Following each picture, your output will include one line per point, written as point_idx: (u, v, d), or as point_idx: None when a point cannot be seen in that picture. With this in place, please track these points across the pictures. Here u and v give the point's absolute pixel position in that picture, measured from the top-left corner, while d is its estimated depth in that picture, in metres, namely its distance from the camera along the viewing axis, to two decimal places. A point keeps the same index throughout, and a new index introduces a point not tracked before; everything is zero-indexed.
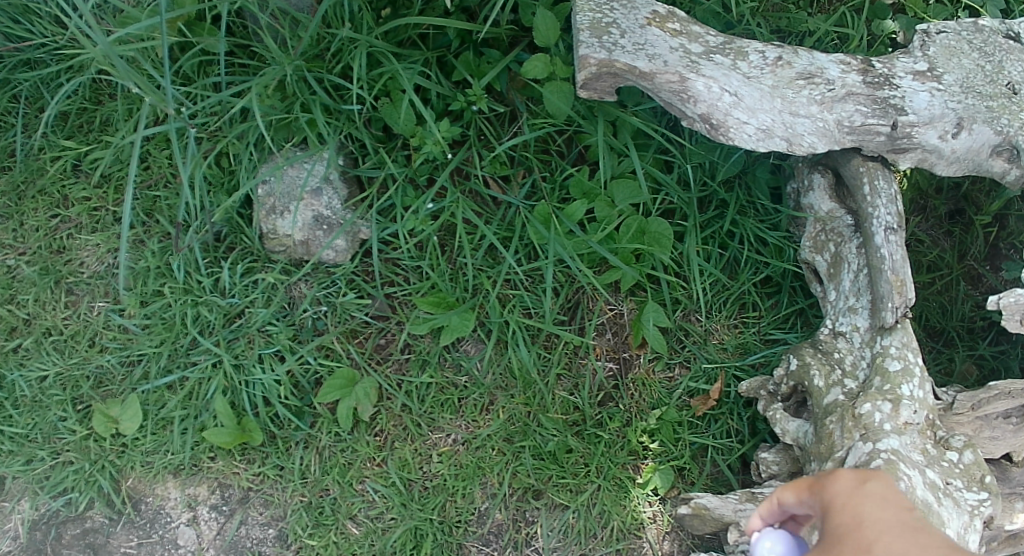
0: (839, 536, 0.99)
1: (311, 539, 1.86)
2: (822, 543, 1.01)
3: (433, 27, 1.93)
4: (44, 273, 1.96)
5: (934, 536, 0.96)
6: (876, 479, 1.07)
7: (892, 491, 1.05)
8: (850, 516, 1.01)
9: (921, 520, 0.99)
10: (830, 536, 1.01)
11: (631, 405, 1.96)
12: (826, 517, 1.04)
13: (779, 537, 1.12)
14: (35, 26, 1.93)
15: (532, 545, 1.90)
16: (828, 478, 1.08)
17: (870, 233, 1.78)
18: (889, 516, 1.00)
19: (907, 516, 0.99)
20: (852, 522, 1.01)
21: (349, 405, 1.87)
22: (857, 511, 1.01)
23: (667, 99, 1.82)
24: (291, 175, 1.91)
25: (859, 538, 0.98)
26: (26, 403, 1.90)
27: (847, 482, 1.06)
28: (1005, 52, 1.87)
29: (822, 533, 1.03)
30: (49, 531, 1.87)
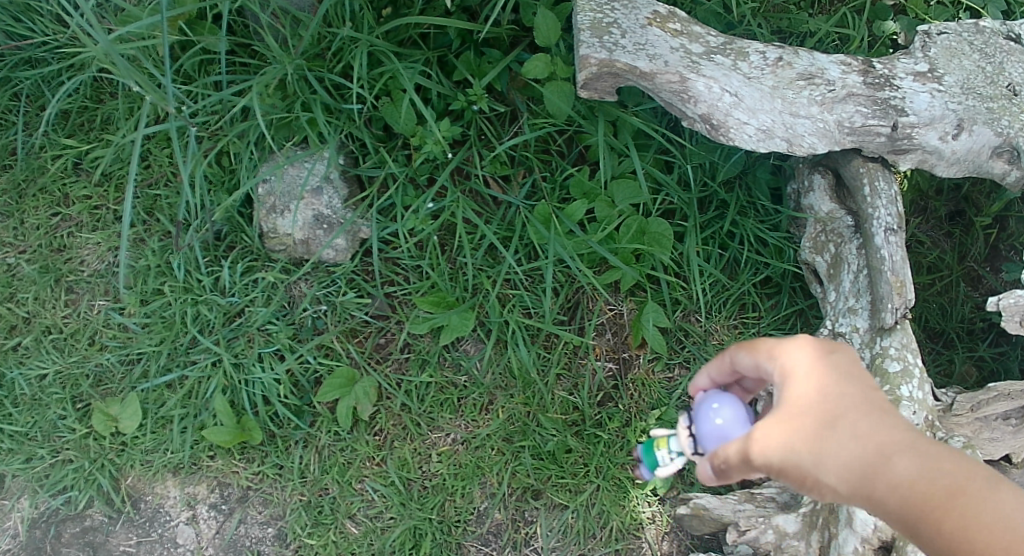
0: (808, 412, 1.14)
1: (310, 539, 1.86)
2: (784, 410, 1.16)
3: (434, 27, 1.93)
4: (44, 271, 1.96)
5: (881, 409, 1.16)
6: (832, 347, 1.20)
7: (846, 360, 1.20)
8: (814, 390, 1.16)
9: (869, 391, 1.17)
10: (797, 405, 1.15)
11: (631, 405, 1.96)
12: (786, 386, 1.17)
13: (727, 399, 1.26)
14: (37, 24, 1.93)
15: (532, 545, 1.90)
16: (792, 349, 1.19)
17: (870, 234, 1.78)
18: (848, 391, 1.16)
19: (861, 390, 1.17)
20: (818, 397, 1.15)
21: (349, 405, 1.87)
22: (820, 386, 1.16)
23: (668, 99, 1.82)
24: (291, 174, 1.91)
25: (823, 417, 1.14)
26: (26, 401, 1.90)
27: (813, 351, 1.19)
28: (1006, 54, 1.87)
29: (783, 396, 1.17)
30: (49, 530, 1.88)
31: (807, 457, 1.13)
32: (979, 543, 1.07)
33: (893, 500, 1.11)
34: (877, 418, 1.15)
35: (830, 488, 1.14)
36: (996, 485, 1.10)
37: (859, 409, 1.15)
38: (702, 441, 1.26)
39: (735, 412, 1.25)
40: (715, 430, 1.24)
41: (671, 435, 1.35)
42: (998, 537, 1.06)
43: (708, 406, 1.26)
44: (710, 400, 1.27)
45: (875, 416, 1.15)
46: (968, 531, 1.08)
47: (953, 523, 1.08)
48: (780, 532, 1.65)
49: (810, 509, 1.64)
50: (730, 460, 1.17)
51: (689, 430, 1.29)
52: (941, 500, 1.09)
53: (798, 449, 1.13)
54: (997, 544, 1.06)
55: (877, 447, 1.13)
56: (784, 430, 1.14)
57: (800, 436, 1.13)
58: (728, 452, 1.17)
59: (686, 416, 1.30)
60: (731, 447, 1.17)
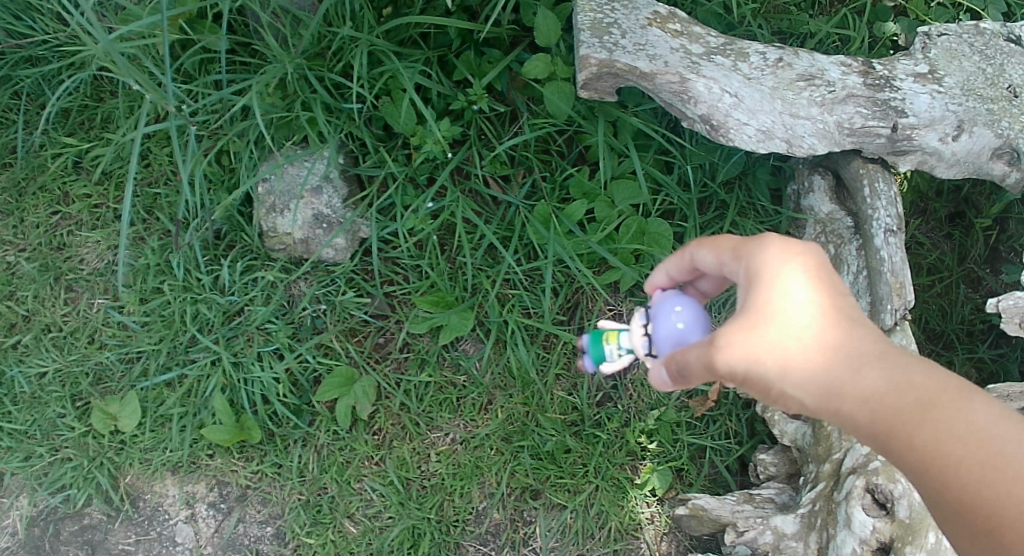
0: (770, 317, 1.10)
1: (308, 538, 1.86)
2: (747, 315, 1.11)
3: (434, 26, 1.93)
4: (44, 270, 1.96)
5: (848, 314, 1.11)
6: (800, 247, 1.15)
7: (814, 261, 1.14)
8: (778, 296, 1.11)
9: (835, 295, 1.13)
10: (759, 308, 1.11)
11: (630, 406, 1.96)
12: (750, 289, 1.13)
13: (685, 300, 1.28)
14: (37, 23, 1.93)
15: (530, 545, 1.90)
16: (757, 252, 1.15)
17: (870, 235, 1.79)
18: (814, 297, 1.11)
19: (829, 295, 1.12)
20: (782, 302, 1.11)
21: (348, 404, 1.87)
22: (784, 291, 1.11)
23: (668, 99, 1.82)
24: (291, 173, 1.91)
25: (786, 323, 1.10)
26: (25, 399, 1.90)
27: (780, 252, 1.14)
28: (1006, 55, 1.87)
29: (746, 299, 1.13)
30: (48, 528, 1.88)
31: (767, 364, 1.09)
32: (953, 460, 1.01)
33: (859, 411, 1.06)
34: (842, 326, 1.10)
35: (790, 395, 1.10)
36: (974, 398, 1.04)
37: (824, 317, 1.10)
38: (657, 342, 1.29)
39: (691, 315, 1.27)
40: (673, 330, 1.27)
41: (622, 331, 1.39)
42: (974, 454, 1.01)
43: (668, 307, 1.28)
44: (671, 301, 1.29)
45: (842, 323, 1.10)
46: (943, 446, 1.02)
47: (925, 438, 1.02)
48: (779, 533, 1.66)
49: (808, 510, 1.64)
50: (688, 366, 1.14)
51: (644, 328, 1.32)
52: (911, 412, 1.03)
53: (759, 356, 1.09)
54: (972, 462, 1.01)
55: (841, 356, 1.08)
56: (745, 335, 1.09)
57: (761, 341, 1.09)
58: (686, 356, 1.14)
59: (643, 314, 1.33)
60: (691, 353, 1.13)
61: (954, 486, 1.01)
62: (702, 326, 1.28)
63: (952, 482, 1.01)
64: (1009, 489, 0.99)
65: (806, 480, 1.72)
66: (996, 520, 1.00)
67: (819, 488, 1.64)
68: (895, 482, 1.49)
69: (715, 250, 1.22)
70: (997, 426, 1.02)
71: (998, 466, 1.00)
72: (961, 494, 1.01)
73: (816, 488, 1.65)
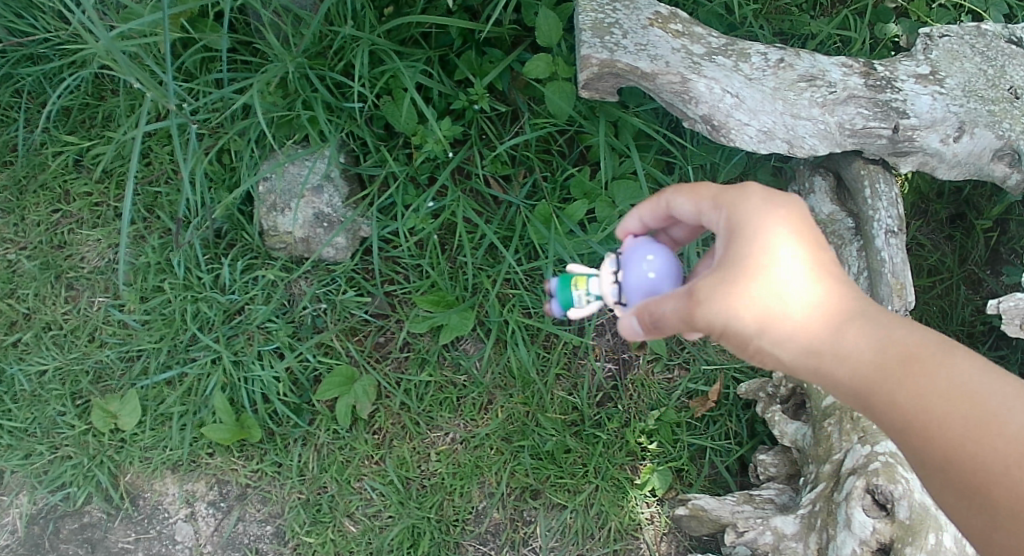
0: (750, 270, 1.12)
1: (308, 537, 1.86)
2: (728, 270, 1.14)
3: (436, 26, 1.93)
4: (44, 268, 1.96)
5: (831, 272, 1.14)
6: (782, 200, 1.16)
7: (795, 214, 1.15)
8: (759, 249, 1.13)
9: (819, 251, 1.15)
10: (736, 263, 1.13)
11: (630, 406, 1.96)
12: (730, 244, 1.16)
13: (657, 249, 1.28)
14: (38, 21, 1.93)
15: (530, 544, 1.90)
16: (737, 204, 1.17)
17: (870, 236, 1.81)
18: (797, 252, 1.13)
19: (812, 251, 1.14)
20: (760, 255, 1.13)
21: (348, 403, 1.87)
22: (766, 244, 1.13)
23: (669, 99, 1.82)
24: (292, 172, 1.91)
25: (767, 277, 1.12)
26: (25, 397, 1.90)
27: (761, 205, 1.15)
28: (1008, 56, 1.87)
29: (725, 253, 1.15)
30: (47, 526, 1.88)
31: (745, 318, 1.12)
32: (933, 415, 1.03)
33: (838, 367, 1.10)
34: (823, 282, 1.13)
35: (770, 351, 1.14)
36: (954, 356, 1.06)
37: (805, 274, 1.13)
38: (627, 290, 1.29)
39: (664, 265, 1.27)
40: (644, 279, 1.27)
41: (592, 276, 1.36)
42: (956, 407, 1.02)
43: (639, 255, 1.29)
44: (642, 249, 1.29)
45: (823, 280, 1.13)
46: (923, 400, 1.04)
47: (905, 392, 1.05)
48: (779, 534, 1.66)
49: (808, 511, 1.63)
50: (664, 317, 1.16)
51: (614, 275, 1.32)
52: (890, 368, 1.07)
53: (737, 308, 1.12)
54: (954, 415, 1.02)
55: (821, 313, 1.12)
56: (724, 287, 1.12)
57: (739, 294, 1.12)
58: (661, 307, 1.17)
59: (613, 260, 1.33)
60: (668, 305, 1.16)
61: (936, 442, 1.02)
62: (672, 277, 1.28)
63: (934, 437, 1.02)
64: (993, 444, 0.99)
65: (805, 480, 1.72)
66: (981, 476, 0.99)
67: (819, 489, 1.64)
68: (895, 483, 1.49)
69: (694, 200, 1.22)
70: (974, 379, 1.04)
71: (982, 419, 1.01)
72: (945, 449, 1.01)
73: (816, 488, 1.65)
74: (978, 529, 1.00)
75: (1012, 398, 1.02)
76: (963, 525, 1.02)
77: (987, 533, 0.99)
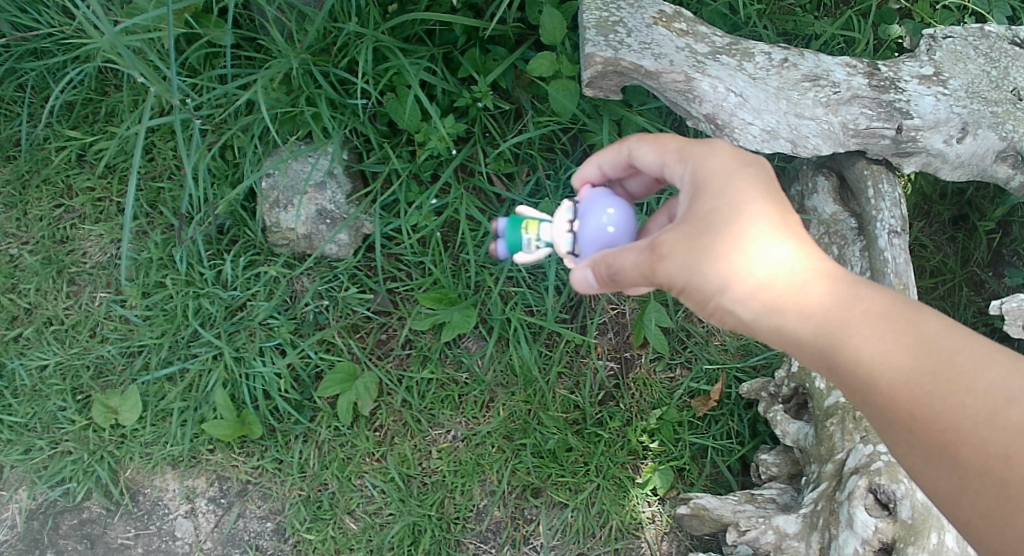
0: (716, 226, 1.14)
1: (309, 534, 1.86)
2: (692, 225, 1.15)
3: (440, 23, 1.93)
4: (46, 263, 1.96)
5: (796, 228, 1.15)
6: (750, 158, 1.18)
7: (762, 171, 1.17)
8: (724, 205, 1.14)
9: (784, 207, 1.15)
10: (701, 217, 1.15)
11: (632, 404, 1.96)
12: (696, 199, 1.17)
13: (617, 203, 1.31)
14: (41, 15, 1.92)
15: (531, 543, 1.89)
16: (703, 160, 1.19)
17: (873, 236, 1.82)
18: (762, 207, 1.14)
19: (777, 207, 1.15)
20: (724, 209, 1.14)
21: (349, 400, 1.87)
22: (731, 199, 1.14)
23: (673, 98, 1.82)
24: (295, 168, 1.91)
25: (731, 230, 1.13)
26: (25, 392, 1.90)
27: (728, 163, 1.17)
28: (1012, 58, 1.87)
29: (691, 209, 1.17)
30: (47, 521, 1.87)
31: (707, 275, 1.13)
32: (899, 374, 1.04)
33: (801, 325, 1.10)
34: (788, 237, 1.13)
35: (730, 308, 1.14)
36: (923, 314, 1.07)
37: (770, 230, 1.13)
38: (582, 241, 1.32)
39: (622, 220, 1.30)
40: (602, 233, 1.30)
41: (543, 222, 1.39)
42: (926, 367, 1.03)
43: (599, 208, 1.31)
44: (602, 202, 1.32)
45: (788, 235, 1.14)
46: (888, 355, 1.05)
47: (872, 350, 1.06)
48: (781, 533, 1.65)
49: (810, 510, 1.63)
50: (625, 270, 1.19)
51: (570, 224, 1.34)
52: (857, 326, 1.07)
53: (700, 264, 1.13)
54: (924, 374, 1.03)
55: (784, 269, 1.12)
56: (689, 243, 1.14)
57: (703, 251, 1.13)
58: (622, 260, 1.19)
59: (570, 208, 1.34)
60: (630, 258, 1.18)
61: (904, 401, 1.03)
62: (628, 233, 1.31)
63: (901, 396, 1.03)
64: (964, 403, 1.01)
65: (807, 480, 1.71)
66: (947, 435, 1.01)
67: (821, 488, 1.63)
68: (898, 482, 1.48)
69: (659, 149, 1.26)
70: (940, 336, 1.05)
71: (952, 379, 1.02)
72: (914, 408, 1.02)
73: (819, 488, 1.64)
74: (946, 492, 1.02)
75: (976, 353, 1.03)
76: (930, 486, 1.04)
77: (954, 492, 1.01)
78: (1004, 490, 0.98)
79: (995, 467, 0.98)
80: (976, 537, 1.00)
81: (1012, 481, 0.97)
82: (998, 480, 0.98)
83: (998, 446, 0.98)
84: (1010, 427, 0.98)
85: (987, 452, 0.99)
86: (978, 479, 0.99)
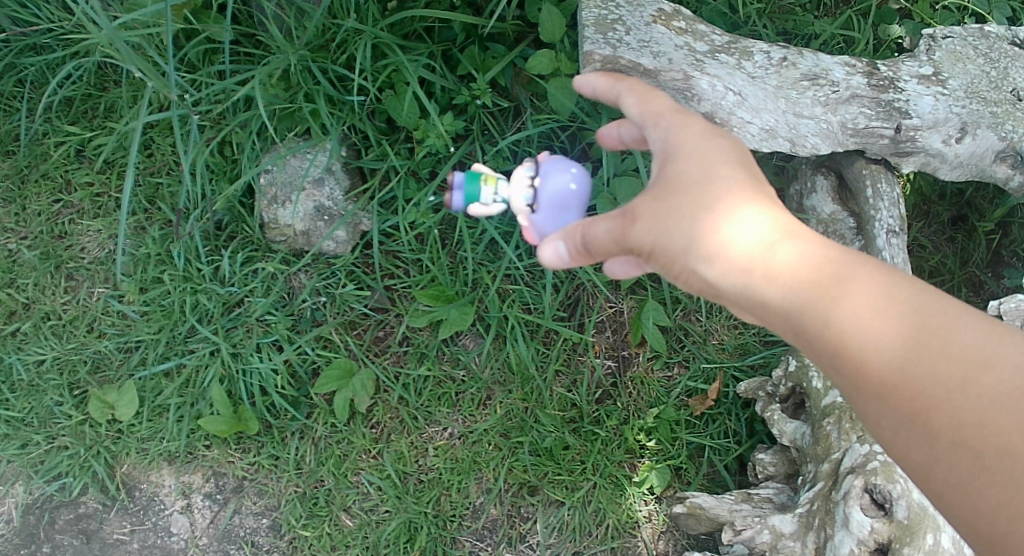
0: (684, 187, 1.10)
1: (304, 530, 1.85)
2: (661, 189, 1.12)
3: (439, 21, 1.93)
4: (44, 257, 1.96)
5: (767, 194, 1.11)
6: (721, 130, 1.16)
7: (732, 142, 1.16)
8: (695, 170, 1.11)
9: (755, 174, 1.12)
10: (673, 183, 1.11)
11: (629, 403, 1.95)
12: (667, 165, 1.14)
13: (575, 164, 1.40)
14: (42, 11, 1.93)
15: (528, 541, 1.89)
16: (676, 128, 1.17)
17: (871, 236, 1.83)
18: (733, 174, 1.11)
19: (747, 174, 1.11)
20: (694, 173, 1.11)
21: (346, 396, 1.86)
22: (702, 164, 1.11)
23: (672, 96, 1.81)
24: (293, 164, 1.91)
25: (701, 192, 1.09)
26: (23, 387, 1.90)
27: (699, 132, 1.15)
28: (1011, 58, 1.87)
29: (662, 175, 1.13)
30: (43, 516, 1.87)
31: (677, 237, 1.08)
32: (873, 339, 1.00)
33: (772, 291, 1.04)
34: (759, 200, 1.09)
35: (698, 273, 1.08)
36: (897, 282, 1.03)
37: (741, 193, 1.09)
38: (544, 195, 1.37)
39: (580, 178, 1.39)
40: (564, 189, 1.37)
41: (500, 178, 1.41)
42: (901, 332, 0.99)
43: (561, 167, 1.38)
44: (562, 162, 1.39)
45: (758, 198, 1.09)
46: (862, 320, 1.00)
47: (848, 314, 1.01)
48: (777, 533, 1.65)
49: (806, 510, 1.62)
50: (597, 237, 1.15)
51: (531, 178, 1.39)
52: (832, 289, 1.02)
53: (670, 228, 1.09)
54: (899, 340, 0.99)
55: (755, 232, 1.07)
56: (661, 207, 1.10)
57: (673, 213, 1.09)
58: (595, 228, 1.15)
59: (530, 166, 1.40)
60: (602, 226, 1.15)
61: (879, 369, 0.99)
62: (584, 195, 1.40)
63: (877, 364, 1.00)
64: (942, 372, 0.98)
65: (804, 480, 1.71)
66: (923, 405, 0.98)
67: (817, 488, 1.63)
68: (893, 482, 1.48)
69: (643, 108, 1.22)
70: (916, 301, 1.01)
71: (929, 346, 0.98)
72: (888, 377, 0.99)
73: (815, 488, 1.64)
74: (920, 463, 1.00)
75: (953, 317, 1.00)
76: (904, 458, 1.02)
77: (928, 465, 0.99)
78: (978, 461, 0.97)
79: (970, 438, 0.97)
80: (952, 510, 0.99)
81: (986, 452, 0.96)
82: (970, 451, 0.97)
83: (974, 414, 0.97)
84: (987, 395, 0.97)
85: (964, 422, 0.97)
86: (956, 452, 0.97)
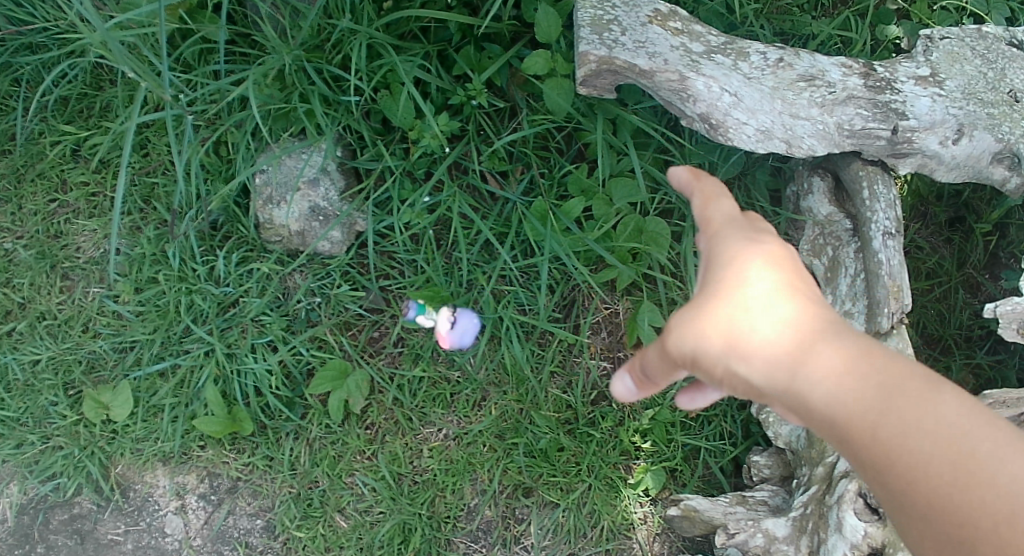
0: (727, 293, 1.06)
1: (298, 531, 1.85)
2: (698, 296, 1.09)
3: (435, 21, 1.92)
4: (40, 257, 1.96)
5: (813, 303, 1.07)
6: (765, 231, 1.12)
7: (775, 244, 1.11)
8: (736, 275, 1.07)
9: (800, 282, 1.08)
10: (714, 288, 1.07)
11: (625, 404, 1.95)
12: (709, 269, 1.10)
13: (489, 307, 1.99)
14: (37, 10, 1.93)
15: (522, 543, 1.89)
16: (718, 228, 1.13)
17: (868, 238, 1.80)
18: (776, 280, 1.07)
19: (785, 265, 1.09)
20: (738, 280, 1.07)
21: (340, 398, 1.85)
22: (743, 269, 1.07)
23: (667, 97, 1.82)
24: (288, 164, 1.90)
25: (743, 302, 1.06)
26: (18, 387, 1.90)
27: (744, 232, 1.11)
28: (1008, 59, 1.86)
29: (705, 280, 1.10)
30: (37, 516, 1.87)
31: (720, 352, 1.05)
32: (920, 461, 0.97)
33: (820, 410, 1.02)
34: (803, 311, 1.05)
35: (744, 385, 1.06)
36: (944, 381, 1.02)
37: (784, 304, 1.05)
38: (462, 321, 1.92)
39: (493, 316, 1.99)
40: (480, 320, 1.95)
41: None
42: (945, 458, 0.96)
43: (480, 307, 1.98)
44: None
45: (803, 308, 1.06)
46: (908, 443, 0.98)
47: (884, 423, 0.99)
48: (770, 536, 1.65)
49: (800, 513, 1.62)
50: (646, 355, 1.14)
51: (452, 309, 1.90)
52: (880, 413, 0.99)
53: (710, 340, 1.05)
54: (942, 467, 0.96)
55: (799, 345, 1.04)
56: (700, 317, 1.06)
57: (714, 326, 1.05)
58: (646, 349, 1.14)
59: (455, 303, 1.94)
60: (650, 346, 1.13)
61: (926, 493, 0.97)
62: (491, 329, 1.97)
63: (921, 487, 0.97)
64: (988, 503, 0.94)
65: (798, 483, 1.71)
66: (968, 532, 0.95)
67: (811, 491, 1.62)
68: None
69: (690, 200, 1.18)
70: (965, 422, 0.97)
71: (971, 473, 0.95)
72: (934, 501, 0.96)
73: (809, 491, 1.63)
74: None
75: (1001, 444, 0.96)
76: None
77: None
78: None
79: None
80: None
81: None
82: None
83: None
84: None
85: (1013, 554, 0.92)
86: None
